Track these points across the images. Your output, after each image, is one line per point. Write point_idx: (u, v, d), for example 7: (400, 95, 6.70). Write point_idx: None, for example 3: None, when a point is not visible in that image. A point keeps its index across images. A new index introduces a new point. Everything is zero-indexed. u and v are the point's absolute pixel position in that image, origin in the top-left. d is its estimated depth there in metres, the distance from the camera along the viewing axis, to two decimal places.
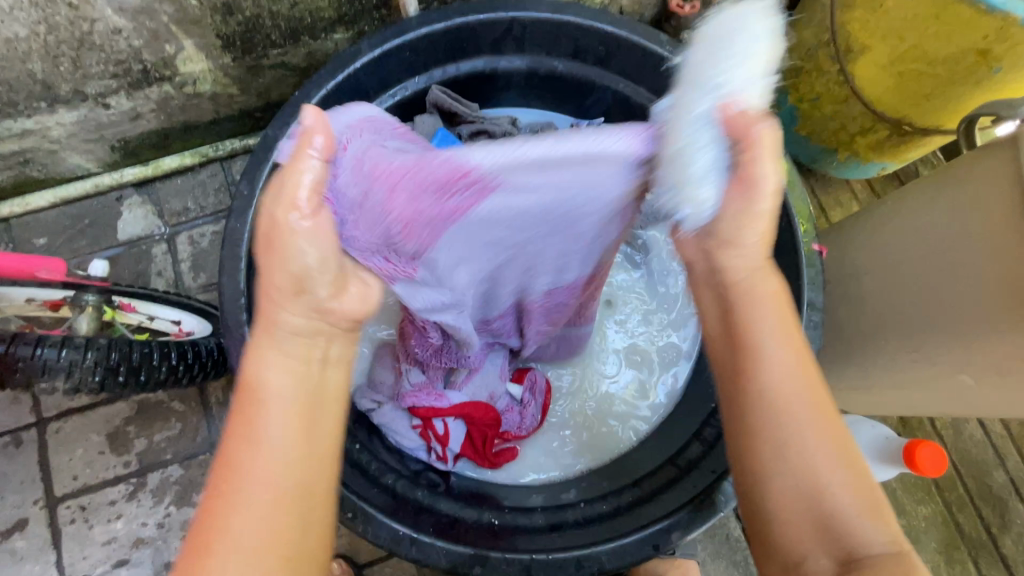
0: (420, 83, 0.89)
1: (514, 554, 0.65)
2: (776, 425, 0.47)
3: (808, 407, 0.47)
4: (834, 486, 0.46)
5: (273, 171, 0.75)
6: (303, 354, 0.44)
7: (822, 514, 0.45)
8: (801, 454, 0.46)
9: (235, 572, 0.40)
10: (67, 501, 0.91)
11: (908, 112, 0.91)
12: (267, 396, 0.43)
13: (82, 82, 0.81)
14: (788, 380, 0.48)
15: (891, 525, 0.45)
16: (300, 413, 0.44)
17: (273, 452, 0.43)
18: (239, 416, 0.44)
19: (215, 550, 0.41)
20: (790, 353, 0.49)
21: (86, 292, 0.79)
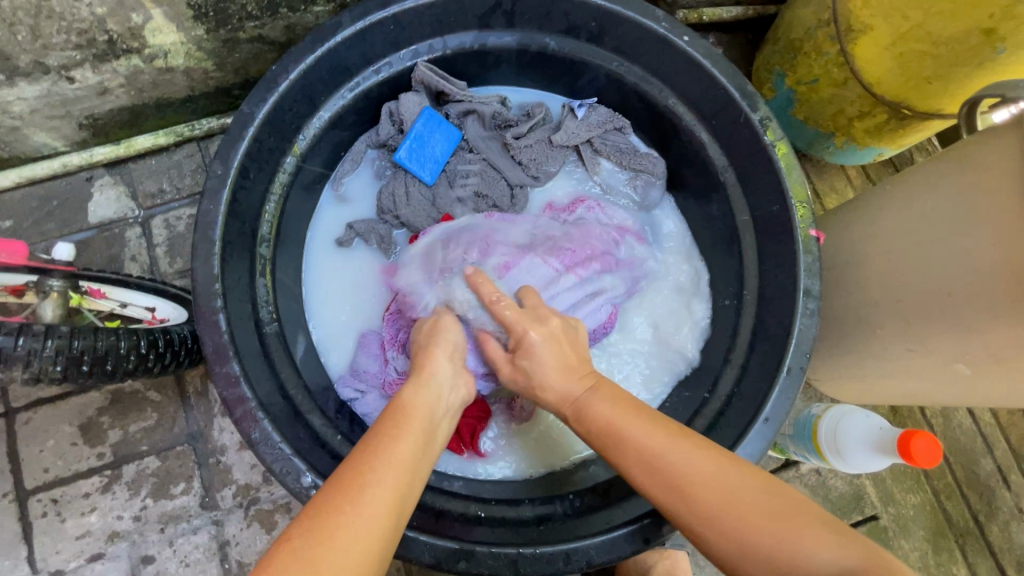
0: (405, 59, 0.85)
1: (501, 548, 0.63)
2: (682, 486, 0.52)
3: (700, 457, 0.53)
4: (769, 523, 0.48)
5: (249, 150, 0.72)
6: (437, 391, 0.61)
7: (769, 554, 0.46)
8: (731, 504, 0.49)
9: (359, 537, 0.43)
10: (38, 494, 0.87)
11: (907, 95, 0.89)
12: (412, 417, 0.56)
13: (42, 52, 0.76)
14: (681, 459, 0.53)
15: (844, 538, 0.46)
16: (424, 441, 0.54)
17: (408, 451, 0.52)
18: (376, 433, 0.53)
19: (346, 512, 0.45)
20: (625, 410, 0.58)
21: (51, 278, 0.75)
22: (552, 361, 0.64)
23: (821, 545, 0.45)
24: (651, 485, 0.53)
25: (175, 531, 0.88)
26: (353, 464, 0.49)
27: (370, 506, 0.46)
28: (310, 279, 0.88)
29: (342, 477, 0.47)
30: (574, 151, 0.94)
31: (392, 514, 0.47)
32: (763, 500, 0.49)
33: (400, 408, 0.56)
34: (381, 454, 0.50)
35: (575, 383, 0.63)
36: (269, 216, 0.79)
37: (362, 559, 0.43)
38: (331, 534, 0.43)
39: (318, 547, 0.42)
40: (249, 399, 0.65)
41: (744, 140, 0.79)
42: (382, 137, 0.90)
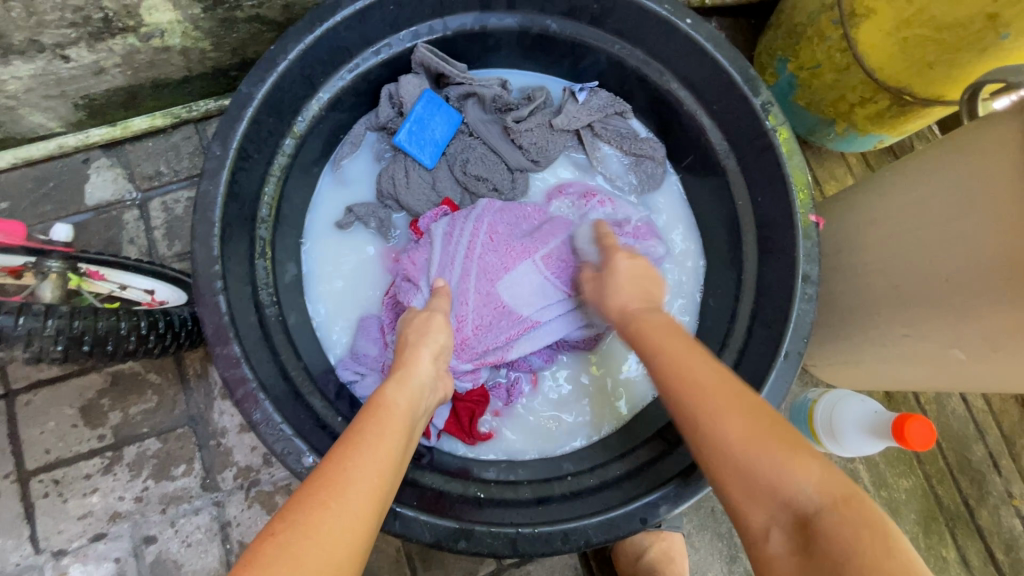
0: (405, 40, 0.84)
1: (500, 528, 0.64)
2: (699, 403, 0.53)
3: (715, 375, 0.54)
4: (763, 452, 0.48)
5: (248, 131, 0.71)
6: (418, 386, 0.61)
7: (754, 471, 0.48)
8: (724, 431, 0.51)
9: (344, 530, 0.45)
10: (40, 475, 0.88)
11: (909, 82, 0.88)
12: (391, 413, 0.56)
13: (36, 30, 0.74)
14: (702, 369, 0.55)
15: (828, 472, 0.47)
16: (403, 437, 0.55)
17: (391, 445, 0.53)
18: (354, 430, 0.53)
19: (330, 505, 0.46)
20: (687, 348, 0.57)
21: (49, 259, 0.74)
22: (628, 279, 0.68)
23: (807, 475, 0.46)
24: (677, 390, 0.55)
25: (176, 512, 0.89)
26: (332, 460, 0.49)
27: (348, 503, 0.46)
28: (309, 261, 0.87)
29: (322, 474, 0.48)
30: (575, 135, 0.94)
31: (372, 510, 0.47)
32: (752, 421, 0.51)
33: (378, 405, 0.56)
34: (359, 451, 0.50)
35: (638, 304, 0.65)
36: (268, 198, 0.79)
37: (345, 555, 0.44)
38: (312, 530, 0.43)
39: (300, 543, 0.43)
40: (250, 380, 0.65)
41: (746, 124, 0.79)
42: (382, 120, 0.89)
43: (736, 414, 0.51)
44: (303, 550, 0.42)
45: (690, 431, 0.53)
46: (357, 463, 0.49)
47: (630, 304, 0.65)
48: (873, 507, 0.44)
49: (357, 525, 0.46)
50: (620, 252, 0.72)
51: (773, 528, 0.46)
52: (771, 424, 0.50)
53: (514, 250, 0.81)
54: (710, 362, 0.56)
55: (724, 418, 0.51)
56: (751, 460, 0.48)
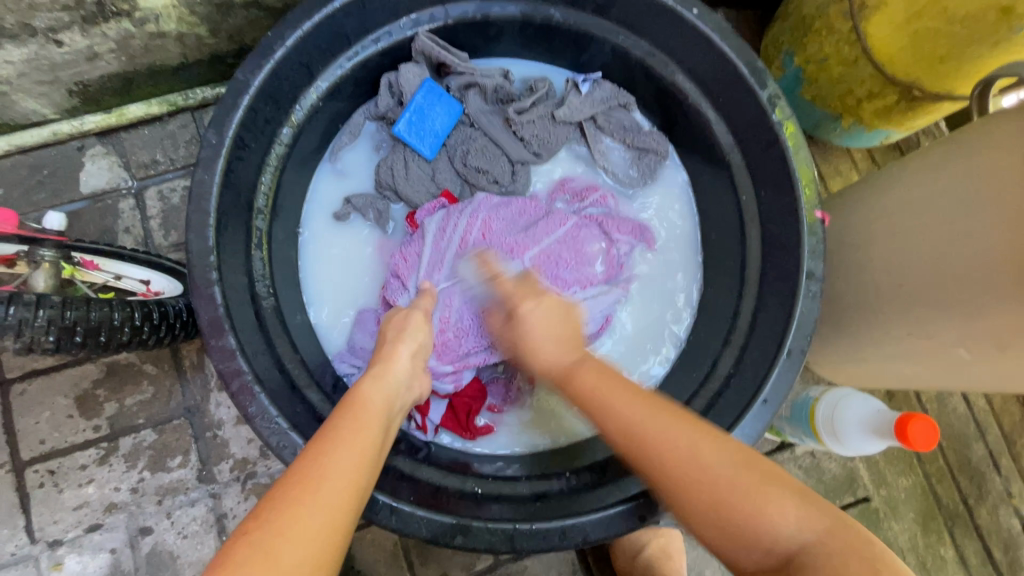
0: (405, 28, 0.82)
1: (497, 523, 0.64)
2: (664, 464, 0.51)
3: (668, 421, 0.53)
4: (741, 499, 0.48)
5: (244, 119, 0.70)
6: (397, 383, 0.61)
7: (731, 523, 0.48)
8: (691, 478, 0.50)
9: (321, 523, 0.45)
10: (35, 465, 0.87)
11: (919, 76, 0.87)
12: (367, 409, 0.56)
13: (28, 14, 0.73)
14: (664, 432, 0.52)
15: (813, 508, 0.48)
16: (378, 431, 0.54)
17: (366, 441, 0.52)
18: (329, 427, 0.53)
19: (307, 499, 0.45)
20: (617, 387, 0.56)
21: (42, 247, 0.73)
22: (557, 324, 0.63)
23: (789, 517, 0.47)
24: (631, 451, 0.53)
25: (172, 503, 0.89)
26: (309, 457, 0.49)
27: (322, 498, 0.46)
28: (306, 253, 0.86)
29: (297, 471, 0.48)
30: (577, 128, 0.92)
31: (347, 503, 0.47)
32: (731, 465, 0.50)
33: (353, 402, 0.56)
34: (334, 448, 0.50)
35: (571, 354, 0.61)
36: (265, 188, 0.77)
37: (321, 548, 0.44)
38: (286, 528, 0.43)
39: (276, 542, 0.43)
40: (245, 373, 0.64)
41: (751, 118, 0.77)
42: (382, 110, 0.87)
43: (713, 450, 0.51)
44: (278, 546, 0.42)
45: (654, 476, 0.51)
46: (331, 459, 0.49)
47: (564, 355, 0.61)
48: (857, 537, 0.46)
49: (334, 521, 0.45)
50: (525, 291, 0.67)
51: (759, 561, 0.47)
52: (744, 461, 0.51)
53: (505, 248, 0.81)
54: (662, 405, 0.55)
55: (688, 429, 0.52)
56: (726, 523, 0.48)
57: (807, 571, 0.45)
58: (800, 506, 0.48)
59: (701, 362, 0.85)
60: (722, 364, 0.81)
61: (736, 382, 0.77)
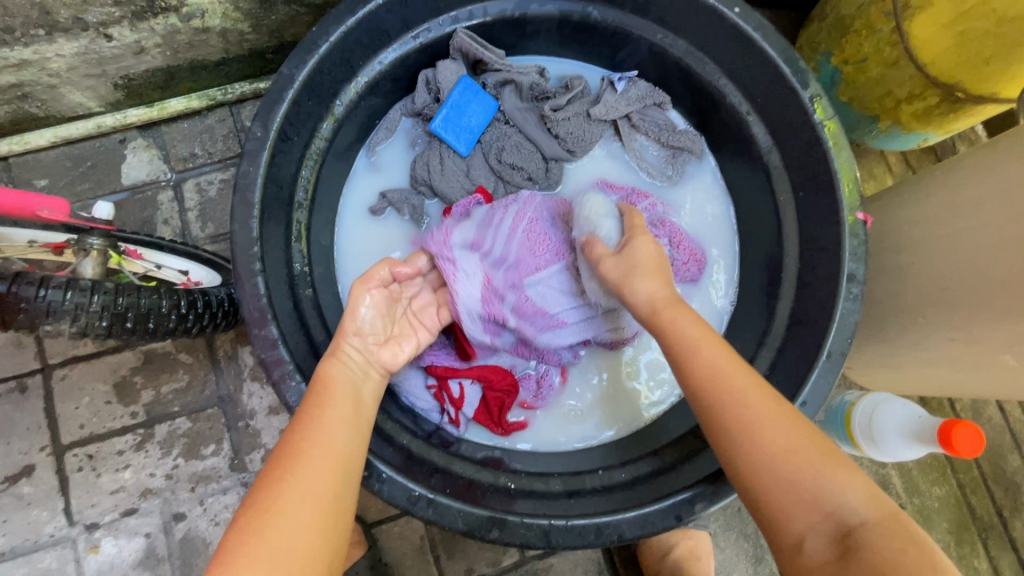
0: (444, 25, 0.83)
1: (532, 519, 0.64)
2: (744, 422, 0.55)
3: (764, 397, 0.56)
4: (812, 464, 0.52)
5: (288, 112, 0.71)
6: (360, 361, 0.65)
7: (796, 488, 0.51)
8: (769, 441, 0.54)
9: (300, 507, 0.52)
10: (74, 449, 0.89)
11: (963, 78, 0.85)
12: (333, 389, 0.61)
13: (82, 8, 0.75)
14: (754, 396, 0.56)
15: (873, 490, 0.52)
16: (346, 407, 0.61)
17: (335, 423, 0.58)
18: (302, 412, 0.59)
19: (283, 486, 0.53)
20: (730, 356, 0.59)
21: (91, 236, 0.74)
22: (655, 258, 0.67)
23: (854, 492, 0.51)
24: (710, 394, 0.57)
25: (205, 491, 0.90)
26: (287, 441, 0.56)
27: (302, 477, 0.53)
28: (342, 246, 0.87)
29: (280, 453, 0.55)
30: (612, 126, 0.92)
31: (327, 480, 0.54)
32: (792, 431, 0.54)
33: (321, 383, 0.61)
34: (307, 433, 0.57)
35: (666, 291, 0.64)
36: (305, 182, 0.78)
37: (308, 526, 0.51)
38: (276, 509, 0.51)
39: (265, 527, 0.50)
40: (286, 362, 0.65)
41: (791, 118, 0.77)
42: (418, 106, 0.88)
43: (787, 425, 0.54)
44: (270, 524, 0.50)
45: (734, 432, 0.55)
46: (305, 439, 0.56)
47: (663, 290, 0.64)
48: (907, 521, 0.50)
49: (319, 492, 0.53)
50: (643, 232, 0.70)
51: (810, 537, 0.50)
52: (814, 437, 0.54)
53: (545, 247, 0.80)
54: (750, 373, 0.58)
55: (764, 393, 0.56)
56: (789, 488, 0.52)
57: (860, 549, 0.48)
58: (859, 487, 0.51)
59: None
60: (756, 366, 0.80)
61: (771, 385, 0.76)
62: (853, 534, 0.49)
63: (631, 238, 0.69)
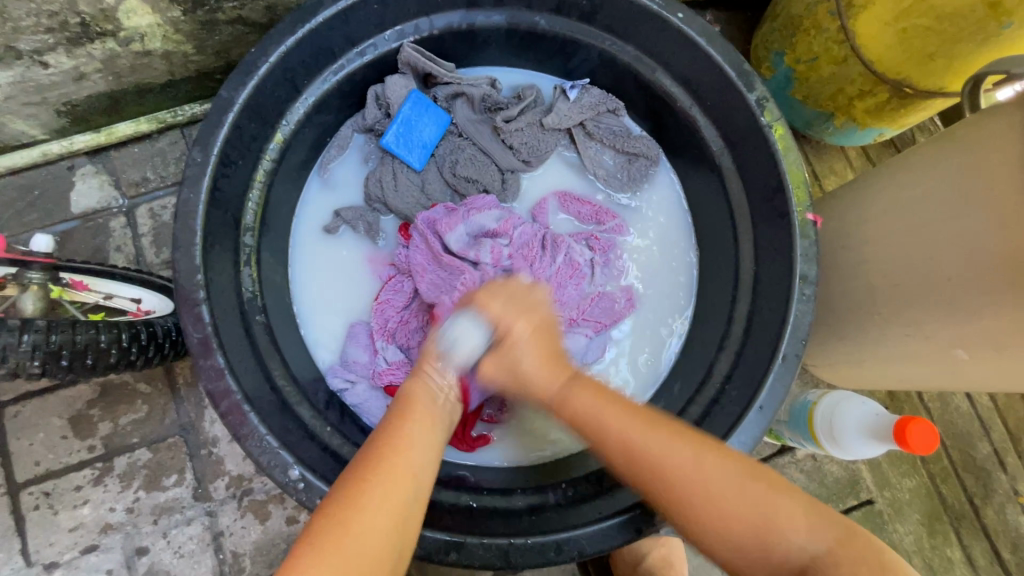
0: (390, 40, 0.82)
1: (491, 539, 0.63)
2: (681, 496, 0.54)
3: (692, 454, 0.55)
4: (755, 511, 0.53)
5: (229, 136, 0.69)
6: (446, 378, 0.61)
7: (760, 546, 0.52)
8: (724, 509, 0.53)
9: (378, 514, 0.51)
10: (30, 487, 0.87)
11: (909, 73, 0.86)
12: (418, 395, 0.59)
13: (13, 36, 0.73)
14: (672, 459, 0.55)
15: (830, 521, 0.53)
16: (429, 420, 0.58)
17: (422, 441, 0.57)
18: (387, 418, 0.58)
19: (369, 480, 0.52)
20: (640, 422, 0.57)
21: (30, 269, 0.74)
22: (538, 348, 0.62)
23: (800, 529, 0.52)
24: (637, 475, 0.56)
25: (168, 522, 0.88)
26: (380, 440, 0.56)
27: (395, 481, 0.53)
28: (297, 268, 0.86)
29: (372, 454, 0.54)
30: (566, 135, 0.92)
31: (410, 493, 0.53)
32: (737, 487, 0.54)
33: (407, 396, 0.59)
34: (396, 434, 0.56)
35: (554, 378, 0.61)
36: (253, 204, 0.77)
37: (380, 541, 0.50)
38: (363, 504, 0.51)
39: (345, 516, 0.50)
40: (234, 393, 0.64)
41: (741, 120, 0.76)
42: (369, 122, 0.87)
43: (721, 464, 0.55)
44: (350, 520, 0.50)
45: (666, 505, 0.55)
46: (404, 447, 0.55)
47: (551, 379, 0.61)
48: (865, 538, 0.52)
49: (400, 502, 0.52)
50: (513, 312, 0.62)
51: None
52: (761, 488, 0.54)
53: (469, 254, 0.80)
54: (664, 432, 0.57)
55: (677, 446, 0.56)
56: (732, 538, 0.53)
57: None
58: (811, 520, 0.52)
59: (696, 368, 0.84)
60: (717, 370, 0.80)
61: (732, 388, 0.76)
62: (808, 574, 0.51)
63: (512, 302, 0.64)
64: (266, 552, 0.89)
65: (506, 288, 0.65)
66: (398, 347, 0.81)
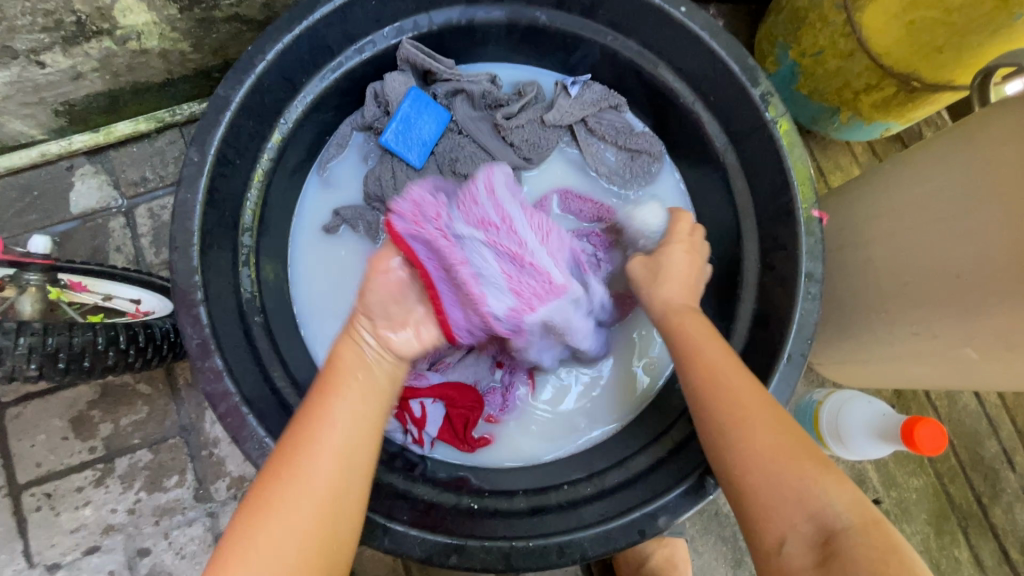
0: (389, 37, 0.82)
1: (493, 542, 0.63)
2: (740, 419, 0.56)
3: (749, 389, 0.58)
4: (798, 465, 0.52)
5: (226, 136, 0.69)
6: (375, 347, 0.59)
7: (790, 495, 0.51)
8: (760, 444, 0.54)
9: (273, 520, 0.50)
10: (31, 488, 0.87)
11: (917, 67, 0.85)
12: (342, 370, 0.58)
13: (9, 36, 0.72)
14: (742, 391, 0.58)
15: (858, 499, 0.51)
16: (358, 393, 0.57)
17: (339, 423, 0.55)
18: (307, 404, 0.57)
19: (279, 481, 0.52)
20: (726, 356, 0.61)
21: (28, 271, 0.73)
22: (684, 269, 0.70)
23: (842, 497, 0.50)
24: (701, 394, 0.59)
25: (170, 523, 0.88)
26: (292, 440, 0.54)
27: (300, 478, 0.52)
28: (296, 268, 0.86)
29: (282, 456, 0.53)
30: (568, 131, 0.90)
31: (331, 486, 0.52)
32: (781, 436, 0.54)
33: (333, 368, 0.58)
34: (322, 420, 0.55)
35: (680, 298, 0.68)
36: (251, 204, 0.76)
37: (300, 540, 0.50)
38: (270, 509, 0.50)
39: (252, 523, 0.50)
40: (233, 394, 0.63)
41: (745, 116, 0.75)
42: (368, 120, 0.87)
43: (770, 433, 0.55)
44: (258, 528, 0.50)
45: (720, 434, 0.56)
46: (316, 437, 0.54)
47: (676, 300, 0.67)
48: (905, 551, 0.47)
49: (320, 498, 0.51)
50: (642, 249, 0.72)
51: (789, 540, 0.50)
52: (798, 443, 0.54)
53: None
54: (741, 370, 0.60)
55: (738, 384, 0.58)
56: (775, 480, 0.52)
57: (840, 552, 0.47)
58: (851, 499, 0.51)
59: None
60: None
61: None
62: (836, 536, 0.48)
63: (665, 247, 0.72)
64: None
65: (668, 240, 0.72)
66: None
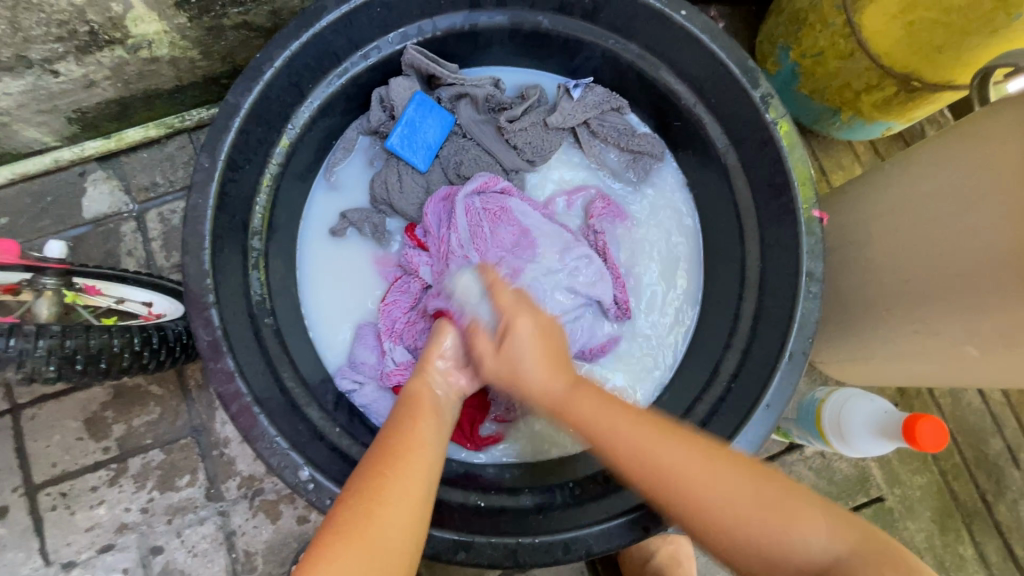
0: (394, 42, 0.83)
1: (500, 538, 0.64)
2: (692, 500, 0.51)
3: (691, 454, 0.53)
4: (765, 513, 0.50)
5: (236, 142, 0.70)
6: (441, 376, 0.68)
7: (767, 549, 0.49)
8: (732, 511, 0.50)
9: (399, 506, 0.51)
10: (47, 488, 0.88)
11: (918, 67, 0.85)
12: (423, 398, 0.64)
13: (24, 46, 0.74)
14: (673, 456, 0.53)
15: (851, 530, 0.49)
16: (438, 420, 0.63)
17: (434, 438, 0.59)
18: (398, 419, 0.61)
19: (387, 473, 0.53)
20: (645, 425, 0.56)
21: (44, 276, 0.74)
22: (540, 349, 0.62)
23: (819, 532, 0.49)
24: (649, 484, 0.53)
25: (182, 522, 0.90)
26: (390, 441, 0.57)
27: (413, 468, 0.54)
28: (304, 270, 0.87)
29: (382, 450, 0.56)
30: (571, 133, 0.92)
31: (427, 486, 0.54)
32: (752, 486, 0.52)
33: (416, 398, 0.64)
34: (409, 430, 0.59)
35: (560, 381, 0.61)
36: (260, 207, 0.78)
37: (404, 530, 0.50)
38: (384, 495, 0.51)
39: (369, 505, 0.50)
40: (244, 395, 0.65)
41: (745, 117, 0.76)
42: (374, 124, 0.88)
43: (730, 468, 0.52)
44: (374, 511, 0.50)
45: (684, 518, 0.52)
46: (414, 444, 0.57)
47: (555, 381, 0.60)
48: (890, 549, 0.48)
49: (420, 493, 0.53)
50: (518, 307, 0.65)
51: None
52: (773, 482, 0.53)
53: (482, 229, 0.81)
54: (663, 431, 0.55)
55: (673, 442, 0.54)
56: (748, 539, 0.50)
57: None
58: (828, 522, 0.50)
59: (703, 367, 0.84)
60: (724, 368, 0.80)
61: (738, 385, 0.76)
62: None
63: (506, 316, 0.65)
64: (277, 550, 0.90)
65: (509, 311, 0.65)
66: (406, 348, 0.81)
